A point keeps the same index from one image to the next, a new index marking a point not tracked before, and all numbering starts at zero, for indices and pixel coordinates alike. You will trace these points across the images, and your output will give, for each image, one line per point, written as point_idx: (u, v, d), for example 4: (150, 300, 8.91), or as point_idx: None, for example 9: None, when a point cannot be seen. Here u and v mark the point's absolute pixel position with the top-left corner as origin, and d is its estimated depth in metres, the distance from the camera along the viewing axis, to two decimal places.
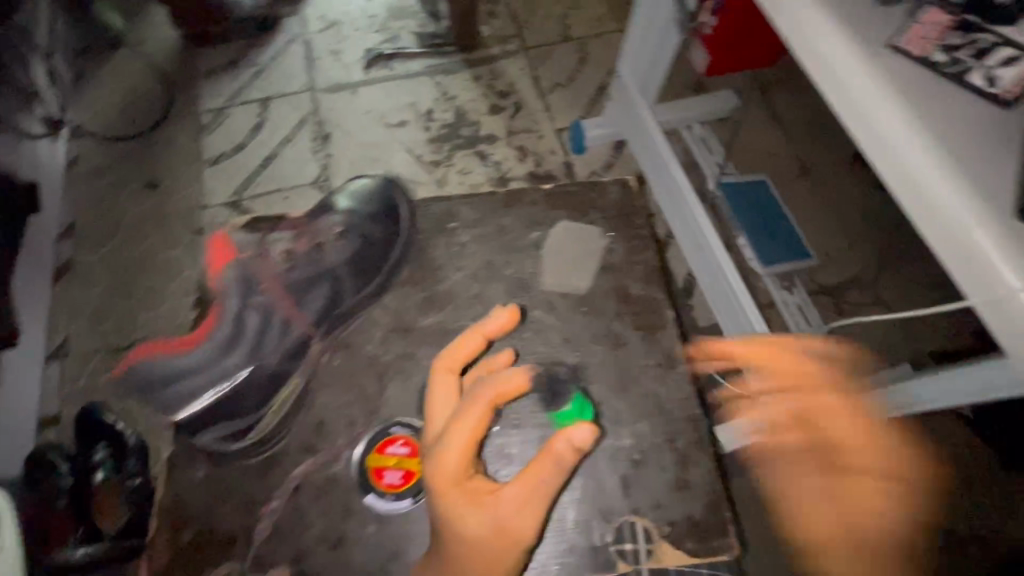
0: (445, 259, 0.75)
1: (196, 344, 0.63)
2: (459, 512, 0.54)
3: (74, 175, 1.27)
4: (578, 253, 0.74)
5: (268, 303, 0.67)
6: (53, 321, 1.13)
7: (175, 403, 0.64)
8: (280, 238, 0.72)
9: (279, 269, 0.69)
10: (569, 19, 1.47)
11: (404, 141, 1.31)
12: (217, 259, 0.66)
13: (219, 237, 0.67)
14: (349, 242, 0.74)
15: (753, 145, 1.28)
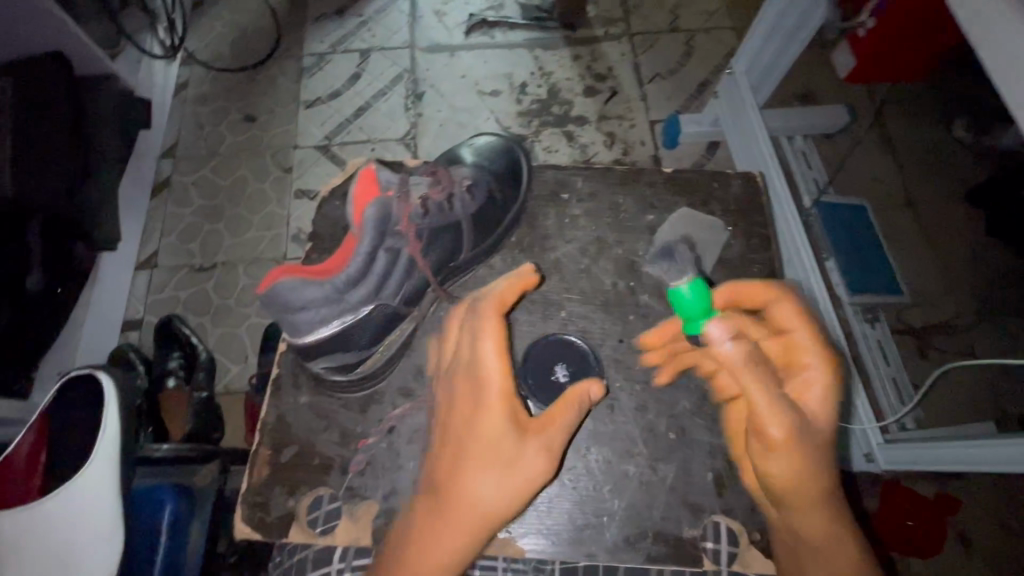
0: (553, 229, 0.65)
1: (336, 275, 0.51)
2: (494, 443, 0.45)
3: (181, 98, 1.32)
4: (699, 244, 0.64)
5: (401, 251, 0.54)
6: (147, 232, 1.20)
7: (297, 330, 0.51)
8: (418, 183, 0.56)
9: (411, 215, 0.54)
10: (680, 9, 1.42)
11: (496, 110, 1.29)
12: (363, 191, 0.52)
13: (374, 170, 0.53)
14: (473, 195, 0.60)
15: (857, 168, 1.18)
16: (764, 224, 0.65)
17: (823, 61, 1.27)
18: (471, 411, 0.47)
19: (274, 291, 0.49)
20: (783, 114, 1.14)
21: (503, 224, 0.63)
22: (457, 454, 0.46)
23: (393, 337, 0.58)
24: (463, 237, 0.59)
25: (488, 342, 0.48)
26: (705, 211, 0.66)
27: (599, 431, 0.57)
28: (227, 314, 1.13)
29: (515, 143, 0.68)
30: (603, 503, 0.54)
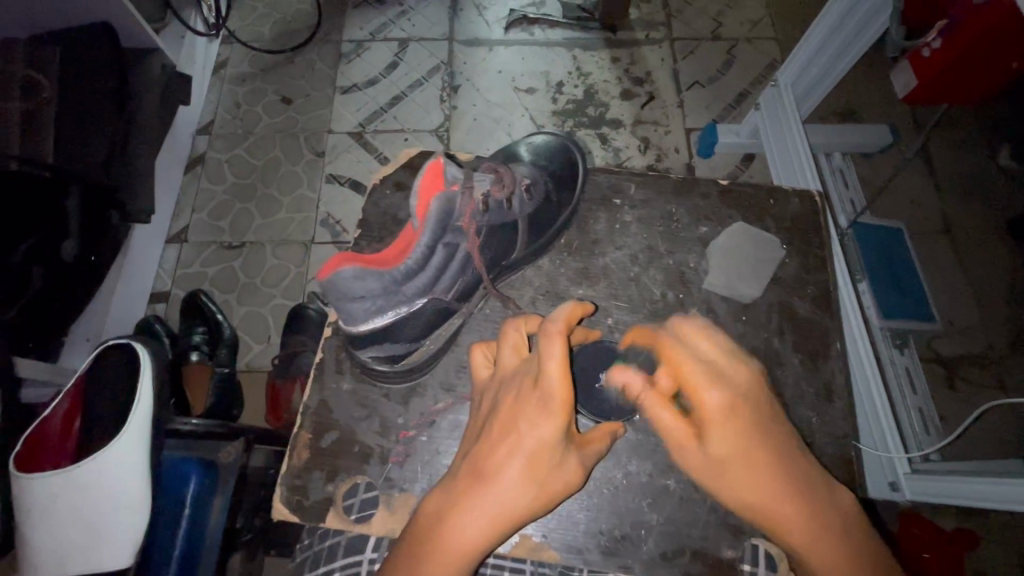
0: (603, 233, 0.65)
1: (397, 267, 0.51)
2: (541, 449, 0.44)
3: (220, 75, 1.32)
4: (755, 261, 0.64)
5: (459, 247, 0.54)
6: (179, 207, 1.21)
7: (354, 318, 0.52)
8: (483, 179, 0.55)
9: (472, 211, 0.54)
10: (724, 17, 1.40)
11: (531, 108, 1.28)
12: (428, 185, 0.51)
13: (443, 163, 0.52)
14: (530, 196, 0.60)
15: (897, 190, 1.16)
16: (820, 243, 0.65)
17: (868, 79, 1.24)
18: (523, 409, 0.45)
19: (336, 278, 0.48)
20: (825, 130, 1.12)
21: (555, 225, 0.63)
22: (503, 448, 0.44)
23: (438, 335, 0.58)
24: (517, 238, 0.59)
25: (551, 356, 0.45)
26: (760, 225, 0.66)
27: (639, 442, 0.56)
28: (254, 294, 1.14)
29: (569, 141, 0.67)
30: (639, 515, 0.54)
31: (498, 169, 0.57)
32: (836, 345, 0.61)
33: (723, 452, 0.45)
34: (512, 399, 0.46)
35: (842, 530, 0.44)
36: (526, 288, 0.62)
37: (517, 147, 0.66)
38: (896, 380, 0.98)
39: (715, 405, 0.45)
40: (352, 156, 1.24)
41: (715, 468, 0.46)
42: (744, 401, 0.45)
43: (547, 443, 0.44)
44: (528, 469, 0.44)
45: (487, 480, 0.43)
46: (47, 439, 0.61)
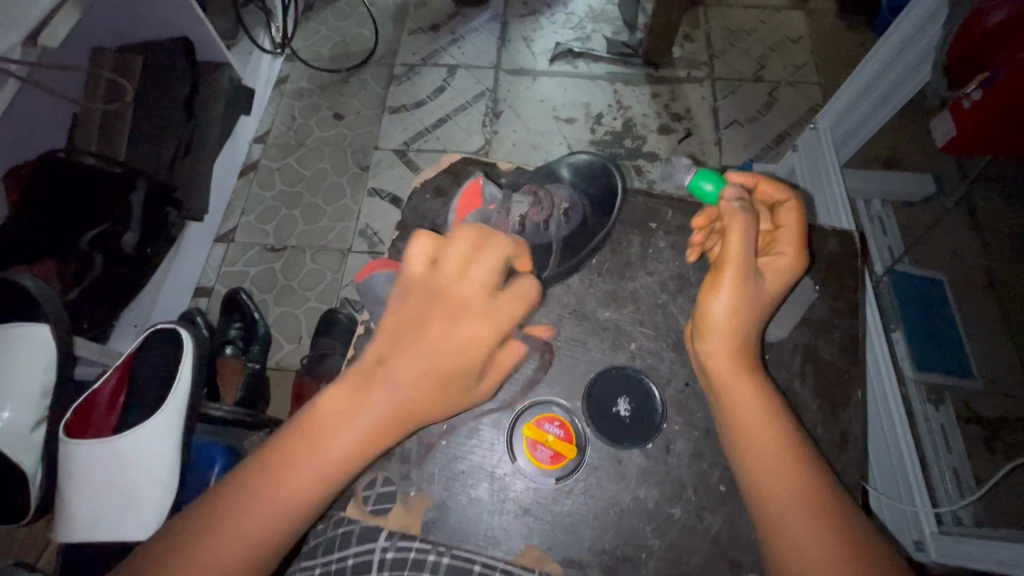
0: (635, 257, 0.66)
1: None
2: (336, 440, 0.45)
3: (280, 89, 1.42)
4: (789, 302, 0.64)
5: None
6: (229, 207, 1.28)
7: None
8: (520, 201, 0.62)
9: (506, 225, 0.61)
10: (767, 60, 1.42)
11: (568, 136, 1.32)
12: (467, 202, 0.61)
13: (481, 183, 0.61)
14: (569, 217, 0.65)
15: (940, 241, 1.13)
16: (852, 287, 0.65)
17: (914, 127, 1.23)
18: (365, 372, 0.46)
19: (373, 282, 0.54)
20: (865, 174, 1.11)
21: (591, 245, 0.65)
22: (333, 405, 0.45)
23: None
24: (551, 256, 0.63)
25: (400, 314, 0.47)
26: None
27: (651, 468, 0.56)
28: (290, 296, 1.19)
29: (608, 163, 0.70)
30: (642, 539, 0.54)
31: (538, 192, 0.64)
32: (858, 392, 0.61)
33: (770, 289, 0.54)
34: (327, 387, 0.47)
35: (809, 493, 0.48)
36: (555, 306, 0.63)
37: (559, 165, 0.71)
38: (927, 434, 0.94)
39: (787, 259, 0.55)
40: (395, 172, 1.30)
41: (739, 336, 0.53)
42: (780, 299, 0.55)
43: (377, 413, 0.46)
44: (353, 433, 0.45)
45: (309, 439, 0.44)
46: (95, 411, 0.66)
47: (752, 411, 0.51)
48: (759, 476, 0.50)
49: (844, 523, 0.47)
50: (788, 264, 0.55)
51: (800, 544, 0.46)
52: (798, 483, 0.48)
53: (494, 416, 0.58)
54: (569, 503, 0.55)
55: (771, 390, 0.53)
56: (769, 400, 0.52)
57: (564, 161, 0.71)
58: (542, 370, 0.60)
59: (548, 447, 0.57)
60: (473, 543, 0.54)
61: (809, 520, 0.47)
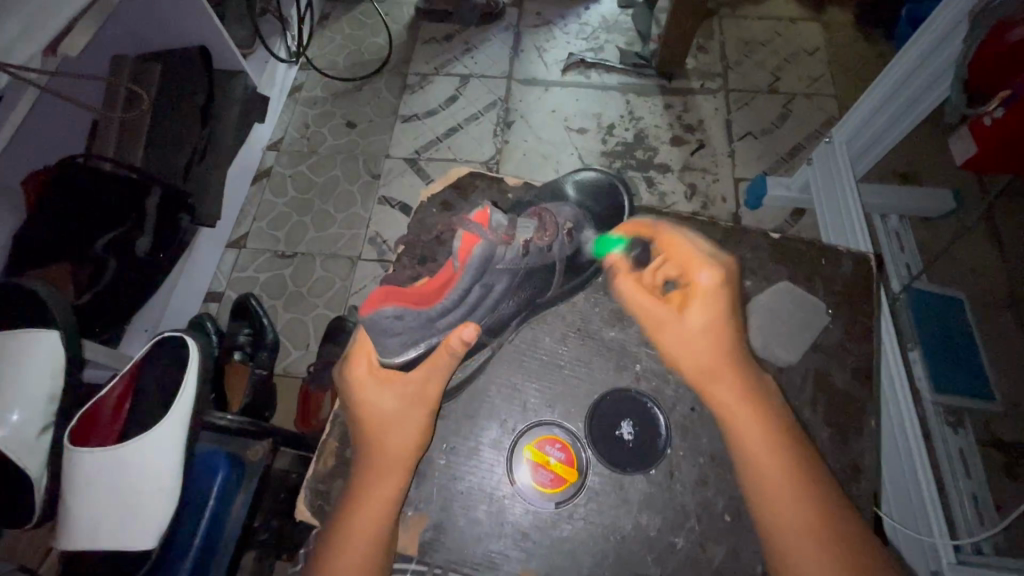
0: None
1: (435, 304, 0.53)
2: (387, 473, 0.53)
3: (295, 98, 1.43)
4: (798, 324, 0.62)
5: (494, 286, 0.55)
6: (242, 215, 1.30)
7: (385, 352, 0.54)
8: (526, 226, 0.55)
9: (509, 252, 0.54)
10: (783, 72, 1.40)
11: (580, 147, 1.32)
12: (471, 234, 0.52)
13: (490, 213, 0.52)
14: (572, 239, 0.60)
15: (961, 258, 1.09)
16: (870, 311, 0.63)
17: (935, 142, 1.20)
18: (374, 468, 0.53)
19: (376, 316, 0.51)
20: (882, 190, 1.09)
21: (594, 264, 0.63)
22: (364, 510, 0.51)
23: (471, 362, 0.60)
24: (553, 277, 0.60)
25: (384, 393, 0.55)
26: (806, 284, 0.64)
27: (653, 494, 0.55)
28: (299, 303, 1.20)
29: (616, 178, 0.67)
30: (643, 568, 0.52)
31: (542, 213, 0.57)
32: (871, 421, 0.59)
33: (699, 319, 0.56)
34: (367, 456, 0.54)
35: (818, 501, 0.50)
36: (557, 324, 0.62)
37: (565, 182, 0.66)
38: (944, 459, 0.91)
39: (706, 286, 0.57)
40: (408, 180, 1.31)
41: (698, 364, 0.56)
42: (726, 318, 0.56)
43: (390, 496, 0.52)
44: (377, 517, 0.51)
45: (347, 538, 0.50)
46: (99, 419, 0.66)
47: (761, 450, 0.52)
48: (773, 512, 0.50)
49: (858, 558, 0.47)
50: (710, 291, 0.57)
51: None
52: (809, 522, 0.49)
53: (494, 437, 0.57)
54: (568, 528, 0.54)
55: (785, 424, 0.53)
56: (782, 442, 0.52)
57: (568, 178, 0.67)
58: (545, 389, 0.59)
59: (550, 469, 0.56)
60: (469, 565, 0.53)
61: (823, 558, 0.47)
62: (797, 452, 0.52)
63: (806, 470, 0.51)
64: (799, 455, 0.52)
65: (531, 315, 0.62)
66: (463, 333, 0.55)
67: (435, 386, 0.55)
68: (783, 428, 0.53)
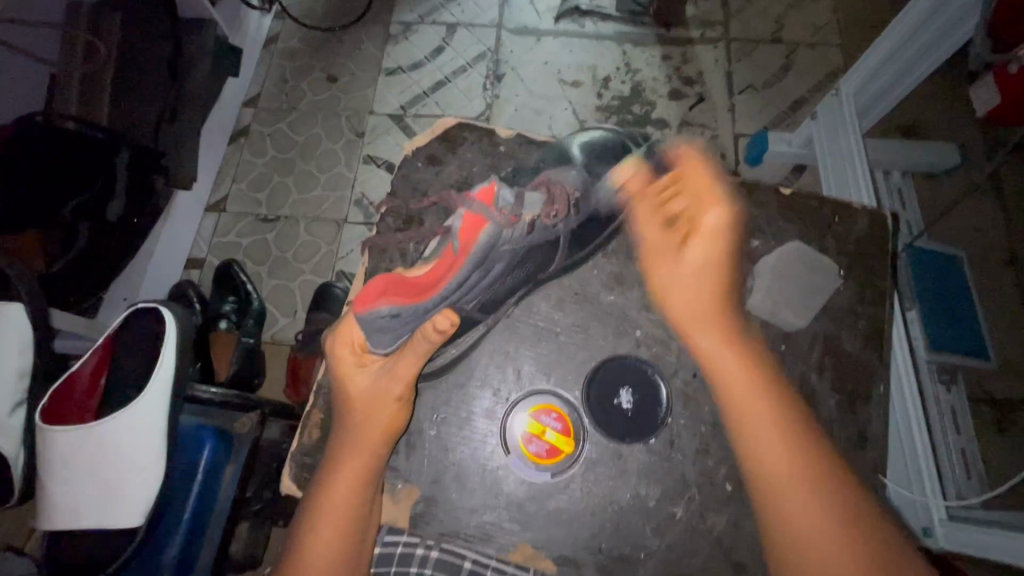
0: None
1: (431, 295, 0.51)
2: (354, 452, 0.49)
3: (270, 49, 1.34)
4: (808, 287, 0.59)
5: (495, 266, 0.53)
6: (220, 176, 1.23)
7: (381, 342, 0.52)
8: (533, 202, 0.54)
9: (515, 232, 0.53)
10: (789, 20, 1.33)
11: (575, 102, 1.25)
12: (470, 226, 0.50)
13: (496, 191, 0.52)
14: (579, 211, 0.55)
15: (963, 216, 1.07)
16: (883, 274, 0.61)
17: (946, 92, 1.14)
18: (347, 440, 0.50)
19: (371, 313, 0.49)
20: (886, 145, 1.05)
21: (598, 241, 0.58)
22: (336, 486, 0.48)
23: (464, 340, 0.56)
24: (556, 251, 0.56)
25: (360, 375, 0.52)
26: (817, 245, 0.62)
27: (652, 463, 0.54)
28: (285, 268, 1.16)
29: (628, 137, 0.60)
30: (641, 538, 0.52)
31: (550, 186, 0.55)
32: (880, 387, 0.58)
33: (699, 256, 0.53)
34: (339, 432, 0.51)
35: (820, 470, 0.47)
36: (554, 289, 0.59)
37: (570, 143, 0.60)
38: (938, 417, 0.91)
39: (715, 224, 0.53)
40: (392, 138, 1.24)
41: (688, 313, 0.53)
42: (729, 256, 0.54)
43: (365, 469, 0.49)
44: (351, 489, 0.48)
45: (320, 514, 0.47)
46: (71, 394, 0.62)
47: (754, 415, 0.49)
48: (770, 478, 0.47)
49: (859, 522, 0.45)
50: (718, 228, 0.53)
51: (807, 549, 0.44)
52: (802, 477, 0.46)
53: (487, 406, 0.56)
54: (564, 498, 0.53)
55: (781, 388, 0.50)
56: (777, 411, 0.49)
57: (576, 136, 0.60)
58: (541, 356, 0.57)
59: (551, 438, 0.54)
60: (464, 537, 0.52)
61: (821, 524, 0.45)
62: (793, 416, 0.49)
63: (801, 436, 0.48)
64: (796, 420, 0.49)
65: (532, 288, 0.58)
66: (439, 323, 0.51)
67: (411, 364, 0.51)
68: (779, 392, 0.50)
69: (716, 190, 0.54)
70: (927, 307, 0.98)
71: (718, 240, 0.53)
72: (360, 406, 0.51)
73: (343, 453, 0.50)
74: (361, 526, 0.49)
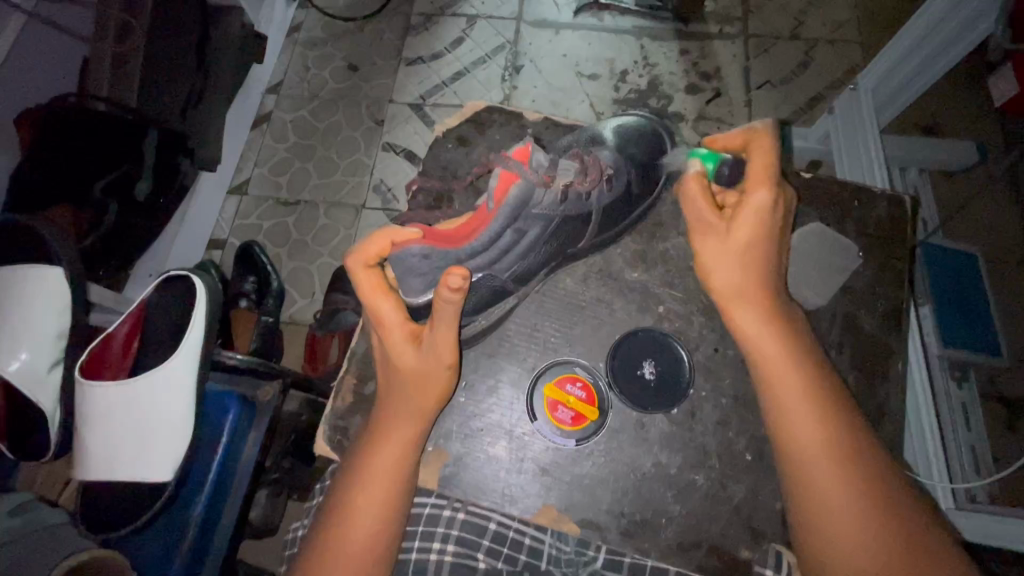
0: (668, 216, 0.62)
1: (463, 245, 0.53)
2: (399, 420, 0.50)
3: (293, 38, 1.36)
4: (829, 270, 0.60)
5: (528, 232, 0.55)
6: (243, 160, 1.26)
7: (411, 292, 0.54)
8: (568, 168, 0.54)
9: (548, 196, 0.54)
10: (807, 17, 1.33)
11: (592, 95, 1.27)
12: (505, 176, 0.52)
13: (531, 150, 0.52)
14: (612, 186, 0.58)
15: (978, 213, 1.07)
16: (904, 258, 0.62)
17: (965, 89, 1.14)
18: (392, 409, 0.51)
19: (401, 253, 0.51)
20: (906, 141, 1.05)
21: (629, 220, 0.60)
22: (383, 451, 0.50)
23: (495, 311, 0.58)
24: (587, 227, 0.58)
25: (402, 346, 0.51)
26: (840, 229, 0.62)
27: (673, 434, 0.55)
28: (304, 250, 1.18)
29: (660, 125, 0.61)
30: (662, 505, 0.53)
31: (584, 157, 0.56)
32: (898, 367, 0.58)
33: (749, 233, 0.51)
34: (382, 398, 0.52)
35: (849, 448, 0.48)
36: (579, 266, 0.60)
37: (603, 127, 0.61)
38: (950, 412, 0.91)
39: (762, 204, 0.50)
40: (412, 125, 1.26)
41: (732, 290, 0.52)
42: (775, 232, 0.51)
43: (409, 438, 0.50)
44: (396, 464, 0.50)
45: (365, 476, 0.49)
46: (108, 356, 0.65)
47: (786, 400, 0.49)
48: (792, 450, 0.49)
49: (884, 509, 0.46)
50: (766, 209, 0.50)
51: (835, 526, 0.46)
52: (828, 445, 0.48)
53: (514, 374, 0.57)
54: (587, 464, 0.54)
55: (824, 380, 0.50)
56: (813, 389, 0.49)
57: (606, 122, 0.62)
58: (566, 329, 0.58)
59: (575, 408, 0.55)
60: (489, 499, 0.54)
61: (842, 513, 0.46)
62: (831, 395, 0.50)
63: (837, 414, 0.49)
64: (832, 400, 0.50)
65: (560, 265, 0.60)
66: (451, 281, 0.45)
67: (446, 330, 0.48)
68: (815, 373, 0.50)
69: (775, 176, 0.51)
70: (943, 301, 0.97)
71: (763, 207, 0.50)
72: (401, 379, 0.50)
73: (389, 422, 0.50)
74: (405, 492, 0.50)
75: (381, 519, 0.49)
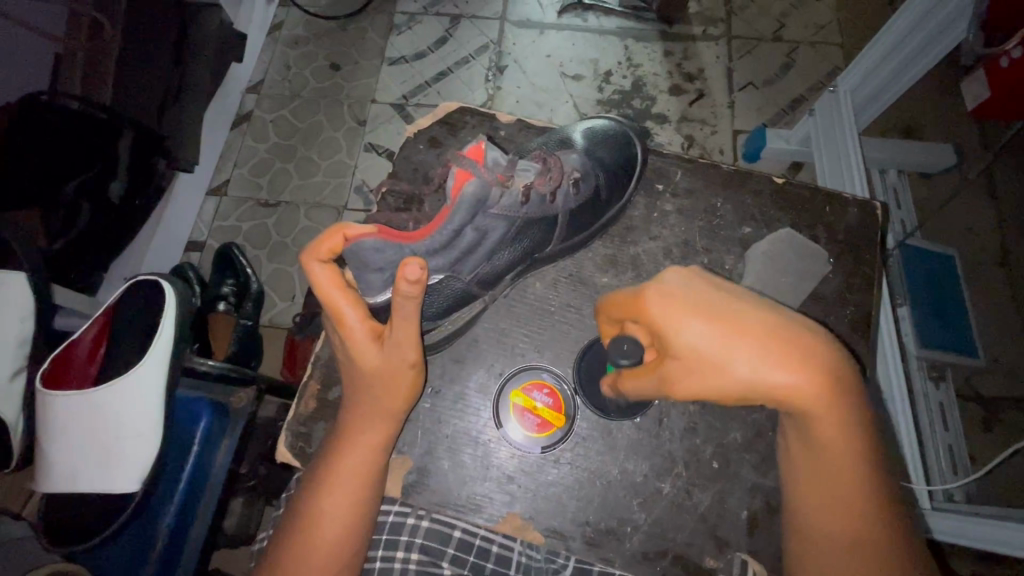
0: (638, 221, 0.62)
1: (420, 240, 0.50)
2: (367, 421, 0.49)
3: (274, 37, 1.34)
4: (799, 276, 0.60)
5: (492, 231, 0.53)
6: (222, 161, 1.24)
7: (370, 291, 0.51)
8: (526, 169, 0.53)
9: (505, 198, 0.52)
10: (790, 19, 1.34)
11: (575, 95, 1.26)
12: (461, 172, 0.49)
13: (485, 148, 0.50)
14: (578, 190, 0.57)
15: (954, 214, 1.08)
16: (872, 263, 0.62)
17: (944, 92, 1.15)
18: (359, 412, 0.50)
19: (357, 247, 0.48)
20: (885, 143, 1.06)
21: (599, 222, 0.60)
22: (351, 453, 0.49)
23: (462, 314, 0.57)
24: (554, 231, 0.57)
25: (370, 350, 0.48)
26: (810, 234, 0.62)
27: (641, 440, 0.55)
28: (282, 252, 1.16)
29: (629, 130, 0.63)
30: (627, 512, 0.53)
31: (547, 158, 0.56)
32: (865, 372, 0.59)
33: (696, 347, 0.40)
34: (349, 403, 0.51)
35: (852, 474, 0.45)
36: (548, 271, 0.60)
37: (573, 130, 0.62)
38: (924, 412, 0.92)
39: (681, 348, 0.41)
40: (394, 125, 1.25)
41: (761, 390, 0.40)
42: (750, 337, 0.40)
43: (377, 442, 0.50)
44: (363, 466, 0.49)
45: (330, 476, 0.48)
46: (72, 363, 0.64)
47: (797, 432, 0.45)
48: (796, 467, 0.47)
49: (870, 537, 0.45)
50: (696, 349, 0.40)
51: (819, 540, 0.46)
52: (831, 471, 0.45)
53: (481, 380, 0.57)
54: (553, 473, 0.54)
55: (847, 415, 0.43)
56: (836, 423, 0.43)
57: (577, 126, 0.63)
58: (535, 335, 0.58)
59: (542, 414, 0.55)
60: (453, 508, 0.54)
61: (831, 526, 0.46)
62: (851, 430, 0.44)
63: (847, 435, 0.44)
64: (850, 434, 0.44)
65: (529, 270, 0.59)
66: (408, 272, 0.43)
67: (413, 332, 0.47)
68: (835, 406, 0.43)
69: (695, 287, 0.43)
70: (918, 303, 0.99)
71: (703, 351, 0.40)
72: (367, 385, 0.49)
73: (359, 423, 0.49)
74: (370, 495, 0.49)
75: (345, 525, 0.48)
